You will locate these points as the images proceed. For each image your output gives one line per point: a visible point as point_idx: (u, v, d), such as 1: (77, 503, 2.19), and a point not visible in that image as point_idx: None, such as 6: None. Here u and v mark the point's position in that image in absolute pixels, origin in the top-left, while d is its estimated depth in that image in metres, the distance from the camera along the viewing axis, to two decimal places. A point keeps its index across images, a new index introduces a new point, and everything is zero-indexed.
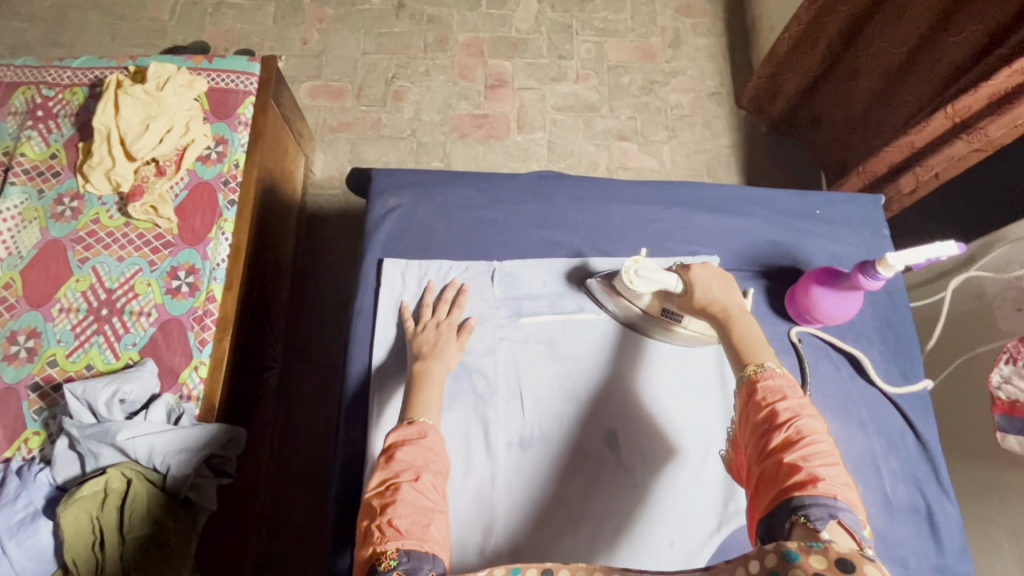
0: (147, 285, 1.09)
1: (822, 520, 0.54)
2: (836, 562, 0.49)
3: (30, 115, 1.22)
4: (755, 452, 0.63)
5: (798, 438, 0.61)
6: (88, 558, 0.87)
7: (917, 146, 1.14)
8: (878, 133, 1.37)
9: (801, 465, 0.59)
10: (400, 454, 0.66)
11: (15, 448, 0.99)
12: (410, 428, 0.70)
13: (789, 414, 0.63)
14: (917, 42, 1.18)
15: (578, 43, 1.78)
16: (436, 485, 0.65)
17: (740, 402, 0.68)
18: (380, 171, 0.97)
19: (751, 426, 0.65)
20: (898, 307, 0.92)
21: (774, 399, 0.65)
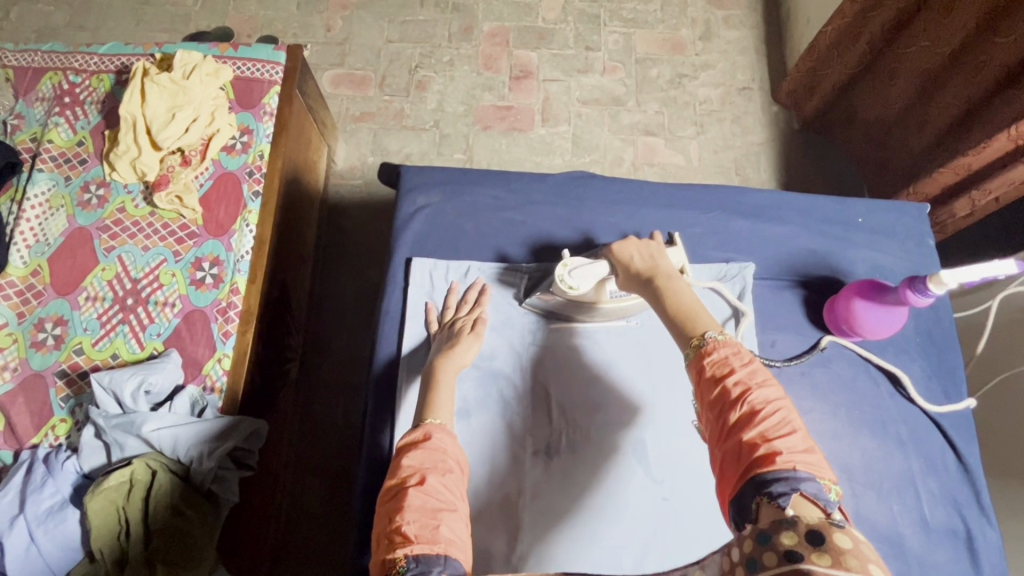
0: (171, 276, 1.09)
1: (785, 496, 0.50)
2: (806, 535, 0.48)
3: (58, 101, 1.22)
4: (713, 433, 0.58)
5: (754, 412, 0.56)
6: (114, 548, 0.87)
7: (974, 168, 1.14)
8: (917, 135, 1.31)
9: (760, 442, 0.54)
10: (406, 460, 0.63)
11: (43, 434, 1.00)
12: (416, 433, 0.67)
13: (740, 386, 0.58)
14: (963, 41, 1.13)
15: (606, 34, 1.74)
16: (445, 485, 0.61)
17: (691, 381, 0.63)
18: (411, 168, 0.96)
19: (705, 406, 0.60)
20: (942, 323, 0.89)
21: (719, 372, 0.59)
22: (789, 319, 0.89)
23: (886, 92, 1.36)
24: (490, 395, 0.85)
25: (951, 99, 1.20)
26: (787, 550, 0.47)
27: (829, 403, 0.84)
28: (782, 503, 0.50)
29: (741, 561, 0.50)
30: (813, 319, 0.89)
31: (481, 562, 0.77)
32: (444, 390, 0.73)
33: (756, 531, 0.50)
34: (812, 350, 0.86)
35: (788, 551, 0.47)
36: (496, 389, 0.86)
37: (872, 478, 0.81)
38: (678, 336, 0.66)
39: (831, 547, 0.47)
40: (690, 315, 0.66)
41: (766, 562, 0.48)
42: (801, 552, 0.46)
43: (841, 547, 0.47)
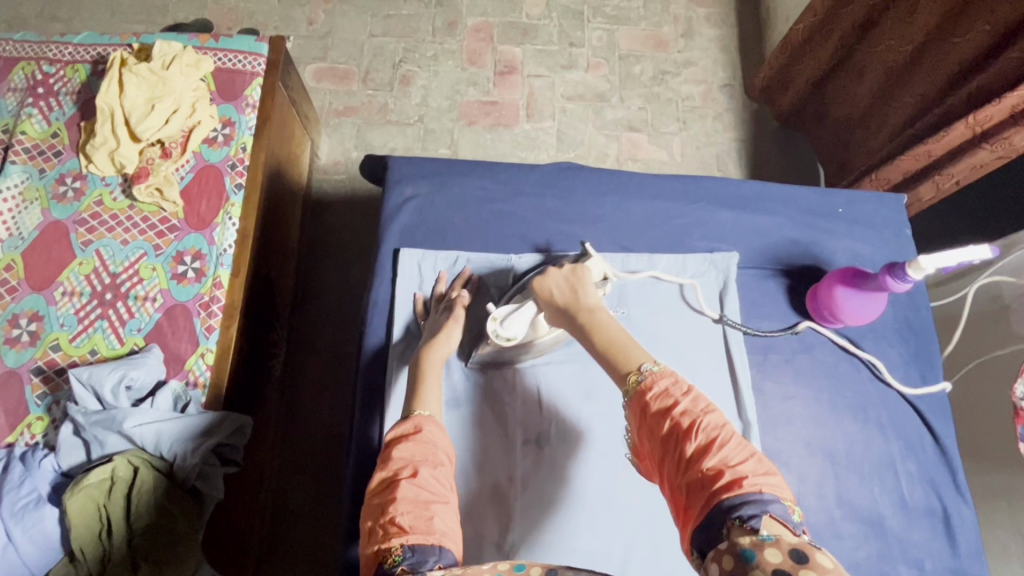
0: (152, 270, 1.07)
1: (755, 517, 0.50)
2: (790, 553, 0.47)
3: (30, 92, 1.18)
4: (671, 467, 0.58)
5: (709, 440, 0.57)
6: (95, 546, 0.85)
7: (934, 155, 1.14)
8: (878, 133, 1.35)
9: (722, 469, 0.55)
10: (397, 452, 0.63)
11: (18, 433, 0.97)
12: (406, 424, 0.67)
13: (689, 415, 0.59)
14: (923, 39, 1.16)
15: (590, 30, 1.75)
16: (438, 478, 0.61)
17: (635, 418, 0.63)
18: (398, 158, 0.95)
19: (657, 444, 0.60)
20: (919, 310, 0.92)
21: (668, 405, 0.59)
22: (773, 307, 0.90)
23: (853, 90, 1.39)
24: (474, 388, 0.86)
25: (910, 97, 1.24)
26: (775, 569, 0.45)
27: (813, 388, 0.86)
28: (755, 524, 0.49)
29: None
30: (796, 307, 0.91)
31: (472, 550, 0.77)
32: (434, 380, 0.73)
33: (735, 548, 0.49)
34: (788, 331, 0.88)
35: (774, 570, 0.46)
36: (483, 381, 0.86)
37: (853, 460, 0.83)
38: (614, 375, 0.66)
39: (814, 564, 0.46)
40: (623, 351, 0.66)
41: None
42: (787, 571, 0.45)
43: (824, 566, 0.46)
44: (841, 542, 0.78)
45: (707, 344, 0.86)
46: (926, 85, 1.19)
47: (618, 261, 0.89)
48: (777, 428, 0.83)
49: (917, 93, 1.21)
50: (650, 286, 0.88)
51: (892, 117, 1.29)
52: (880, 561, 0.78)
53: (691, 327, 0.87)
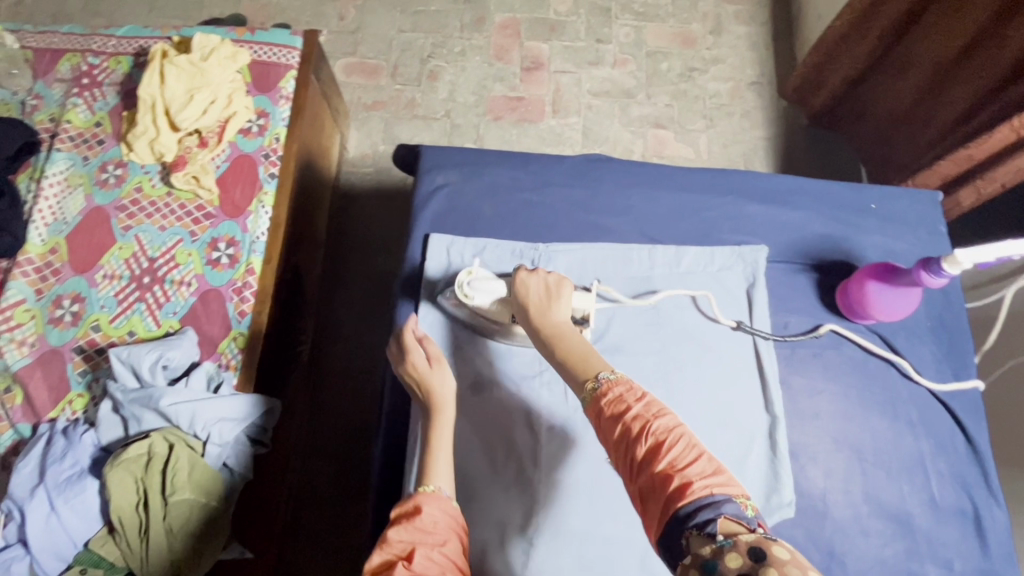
0: (187, 255, 1.11)
1: (709, 521, 0.52)
2: (748, 554, 0.47)
3: (76, 83, 1.23)
4: (627, 473, 0.60)
5: (660, 444, 0.60)
6: (134, 518, 0.87)
7: (975, 159, 1.16)
8: (925, 130, 1.33)
9: (672, 472, 0.57)
10: (395, 535, 0.64)
11: (60, 409, 1.01)
12: (407, 503, 0.68)
13: (641, 420, 0.62)
14: (973, 36, 1.14)
15: (617, 27, 1.75)
16: (434, 560, 0.62)
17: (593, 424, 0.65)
18: (430, 148, 0.96)
19: (614, 450, 0.62)
20: (953, 307, 0.90)
21: (621, 410, 0.63)
22: (802, 302, 0.90)
23: (895, 87, 1.37)
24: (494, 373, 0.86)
25: (961, 94, 1.22)
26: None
27: (841, 384, 0.85)
28: (709, 530, 0.51)
29: None
30: (826, 302, 0.90)
31: (497, 533, 0.79)
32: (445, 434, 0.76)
33: (698, 560, 0.49)
34: (808, 335, 0.87)
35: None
36: (499, 367, 0.87)
37: (881, 456, 0.82)
38: (575, 384, 0.70)
39: (772, 560, 0.47)
40: (584, 359, 0.70)
41: None
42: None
43: (782, 559, 0.46)
44: (868, 538, 0.78)
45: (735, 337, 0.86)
46: (977, 83, 1.17)
47: (646, 252, 0.89)
48: (804, 423, 0.83)
49: (969, 91, 1.18)
50: (676, 277, 0.88)
51: (942, 113, 1.27)
52: (907, 559, 0.77)
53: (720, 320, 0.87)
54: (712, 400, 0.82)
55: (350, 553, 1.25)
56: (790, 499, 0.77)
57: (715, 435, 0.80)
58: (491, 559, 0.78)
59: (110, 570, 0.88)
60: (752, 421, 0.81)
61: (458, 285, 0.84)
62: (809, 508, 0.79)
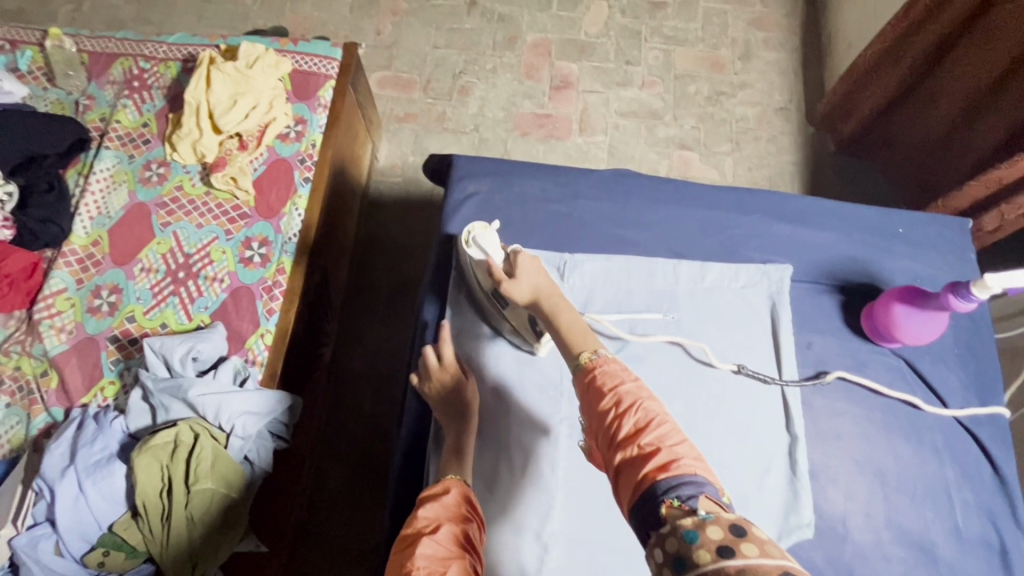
0: (222, 253, 1.14)
1: (692, 498, 0.51)
2: (730, 528, 0.48)
3: (127, 85, 1.29)
4: (607, 444, 0.60)
5: (647, 420, 0.59)
6: (157, 503, 0.89)
7: (1005, 181, 1.20)
8: (959, 158, 1.33)
9: (658, 447, 0.57)
10: (422, 512, 0.68)
11: (92, 395, 1.05)
12: (435, 489, 0.72)
13: (631, 395, 0.61)
14: (1008, 66, 1.15)
15: (647, 50, 1.78)
16: (456, 535, 0.65)
17: (579, 394, 0.65)
18: (462, 157, 0.99)
19: (596, 422, 0.62)
20: (982, 335, 0.89)
21: (613, 383, 0.62)
22: (827, 323, 0.89)
23: (926, 116, 1.38)
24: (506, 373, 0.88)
25: (996, 123, 1.21)
26: (718, 546, 0.46)
27: (864, 406, 0.84)
28: (692, 506, 0.51)
29: (666, 561, 0.48)
30: (851, 324, 0.89)
31: (512, 536, 0.79)
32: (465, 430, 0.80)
33: (679, 531, 0.49)
34: (813, 379, 0.84)
35: (718, 547, 0.46)
36: (519, 376, 0.87)
37: (905, 482, 0.81)
38: (566, 355, 0.69)
39: (753, 536, 0.47)
40: (583, 335, 0.69)
41: (698, 560, 0.46)
42: (731, 547, 0.46)
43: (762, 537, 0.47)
44: (889, 565, 0.76)
45: (759, 353, 0.86)
46: (1010, 114, 1.17)
47: (671, 266, 0.90)
48: (825, 444, 0.82)
49: (1005, 120, 1.18)
50: (700, 293, 0.89)
51: (979, 142, 1.26)
52: None
53: (744, 337, 0.87)
54: (734, 417, 0.82)
55: (362, 556, 1.26)
56: (809, 520, 0.76)
57: (736, 451, 0.80)
58: (504, 562, 0.78)
59: (131, 554, 0.89)
60: (772, 439, 0.81)
61: (466, 229, 0.87)
62: (828, 529, 0.78)
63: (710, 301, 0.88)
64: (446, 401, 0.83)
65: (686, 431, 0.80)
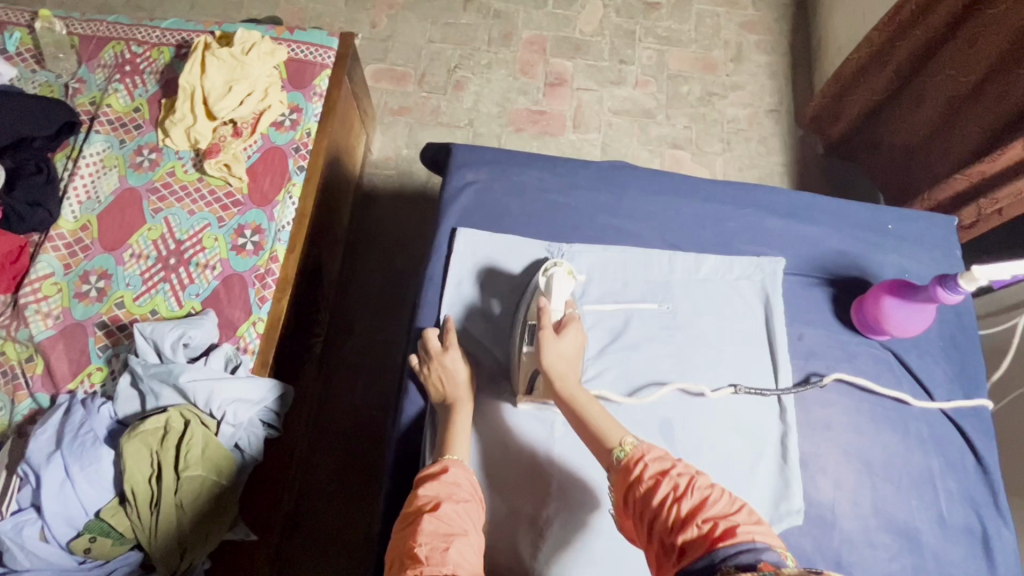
0: (214, 240, 1.13)
1: (754, 562, 0.53)
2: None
3: (118, 69, 1.27)
4: (662, 526, 0.61)
5: (701, 497, 0.61)
6: (145, 490, 0.88)
7: (987, 174, 1.19)
8: (942, 160, 1.35)
9: (715, 521, 0.58)
10: (423, 490, 0.68)
11: (79, 381, 1.03)
12: (434, 465, 0.73)
13: (683, 475, 0.64)
14: (988, 70, 1.18)
15: (640, 50, 1.80)
16: (458, 512, 0.66)
17: (626, 481, 0.67)
18: (460, 146, 0.99)
19: (647, 505, 0.63)
20: (966, 329, 0.91)
21: (663, 465, 0.65)
22: (817, 315, 0.91)
23: (910, 119, 1.40)
24: (503, 372, 0.87)
25: (974, 126, 1.25)
26: None
27: (852, 396, 0.86)
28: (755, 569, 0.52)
29: None
30: (841, 317, 0.91)
31: (508, 524, 0.81)
32: (464, 415, 0.80)
33: None
34: (812, 383, 0.85)
35: None
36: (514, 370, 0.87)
37: (891, 471, 0.82)
38: (599, 447, 0.71)
39: None
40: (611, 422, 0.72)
41: None
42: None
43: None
44: (875, 552, 0.78)
45: (751, 344, 0.87)
46: (990, 116, 1.20)
47: (667, 257, 0.91)
48: (815, 433, 0.84)
49: (983, 123, 1.21)
50: (694, 283, 0.90)
51: (958, 144, 1.29)
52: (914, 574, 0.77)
53: (737, 328, 0.88)
54: (726, 407, 0.83)
55: (352, 547, 1.25)
56: (799, 507, 0.78)
57: (729, 440, 0.81)
58: (498, 545, 0.80)
59: (118, 540, 0.88)
60: (763, 429, 0.82)
61: (555, 260, 0.86)
62: (817, 517, 0.79)
63: (704, 292, 0.90)
64: (444, 387, 0.82)
65: (680, 419, 0.82)
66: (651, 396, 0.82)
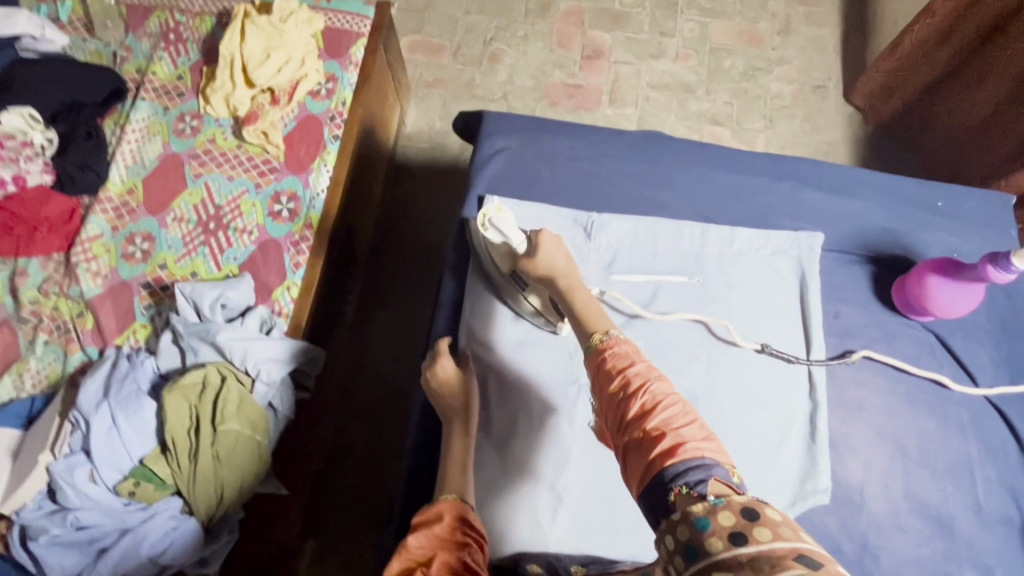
0: (252, 206, 1.16)
1: (702, 483, 0.51)
2: (742, 514, 0.48)
3: (163, 38, 1.31)
4: (615, 425, 0.59)
5: (654, 403, 0.58)
6: (185, 440, 0.93)
7: None
8: (1002, 141, 1.31)
9: (662, 432, 0.56)
10: (415, 539, 0.63)
11: (125, 337, 1.08)
12: (427, 510, 0.67)
13: (640, 376, 0.60)
14: None
15: (682, 21, 1.74)
16: (452, 563, 0.60)
17: (591, 376, 0.64)
18: (493, 113, 0.98)
19: (605, 409, 0.61)
20: (1016, 313, 0.87)
21: (624, 365, 0.61)
22: (856, 293, 0.88)
23: (972, 97, 1.35)
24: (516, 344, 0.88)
25: None
26: (730, 534, 0.46)
27: (888, 377, 0.83)
28: (700, 490, 0.51)
29: (677, 549, 0.49)
30: (881, 296, 0.87)
31: (528, 486, 0.81)
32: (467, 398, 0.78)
33: (688, 518, 0.49)
34: (842, 359, 0.83)
35: (728, 533, 0.47)
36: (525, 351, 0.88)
37: (925, 456, 0.80)
38: (580, 335, 0.68)
39: (764, 521, 0.47)
40: (596, 316, 0.69)
41: (708, 548, 0.46)
42: (743, 534, 0.46)
43: (773, 520, 0.47)
44: (904, 536, 0.76)
45: (785, 321, 0.85)
46: None
47: (700, 230, 0.89)
48: (847, 414, 0.81)
49: None
50: (727, 257, 0.88)
51: (1023, 126, 1.25)
52: (945, 561, 0.75)
53: (768, 302, 0.86)
54: (755, 382, 0.81)
55: (379, 509, 1.29)
56: (825, 486, 0.76)
57: (757, 416, 0.80)
58: (518, 507, 0.80)
59: (160, 486, 0.93)
60: (791, 406, 0.81)
61: (481, 211, 0.82)
62: (845, 498, 0.77)
63: (737, 267, 0.88)
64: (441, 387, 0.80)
65: (706, 393, 0.80)
66: (678, 369, 0.81)
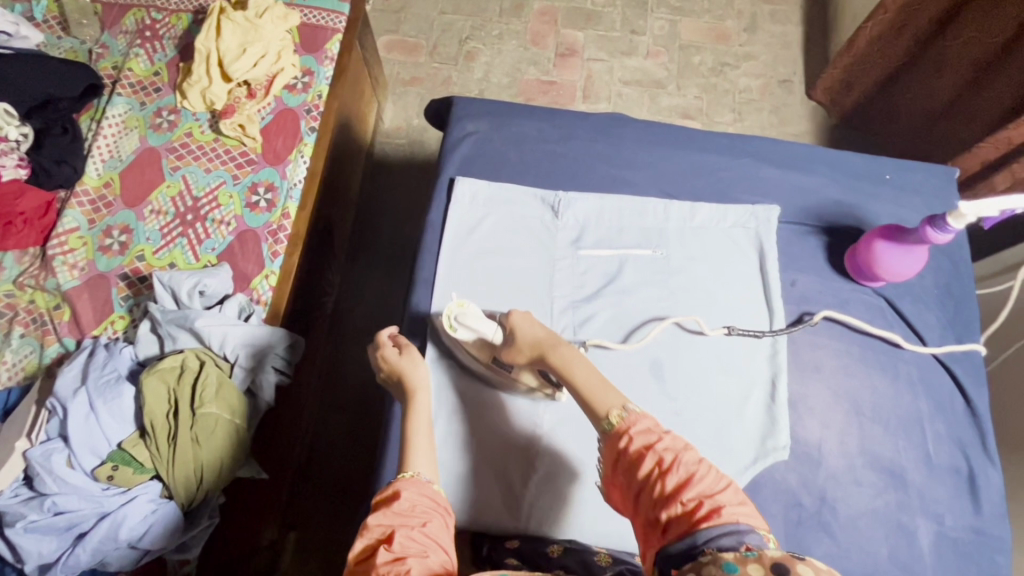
0: (229, 197, 1.18)
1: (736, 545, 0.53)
2: (771, 567, 0.47)
3: (139, 35, 1.32)
4: (648, 502, 0.61)
5: (688, 475, 0.60)
6: (164, 423, 0.93)
7: (1014, 141, 1.24)
8: (967, 124, 1.36)
9: (701, 500, 0.58)
10: (375, 519, 0.64)
11: (102, 327, 1.08)
12: (388, 489, 0.68)
13: (670, 452, 0.62)
14: (1017, 26, 1.15)
15: (652, 20, 1.79)
16: (413, 538, 0.62)
17: (613, 455, 0.66)
18: (462, 99, 1.01)
19: (634, 485, 0.63)
20: (961, 278, 0.92)
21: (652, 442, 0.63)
22: (812, 262, 0.92)
23: (931, 84, 1.40)
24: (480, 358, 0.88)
25: (1001, 89, 1.25)
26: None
27: (843, 339, 0.87)
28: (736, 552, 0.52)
29: None
30: (835, 265, 0.92)
31: (501, 456, 0.84)
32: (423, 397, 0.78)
33: (719, 562, 0.49)
34: (804, 323, 0.87)
35: None
36: None
37: (880, 413, 0.84)
38: (593, 417, 0.70)
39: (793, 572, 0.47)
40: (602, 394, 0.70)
41: None
42: None
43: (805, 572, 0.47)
44: (860, 489, 0.80)
45: (746, 290, 0.89)
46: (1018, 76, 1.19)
47: (662, 205, 0.93)
48: (805, 375, 0.85)
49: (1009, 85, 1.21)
50: (688, 231, 0.92)
51: (984, 109, 1.29)
52: (899, 511, 0.79)
53: (728, 272, 0.90)
54: (718, 349, 0.85)
55: (362, 495, 1.30)
56: (785, 443, 0.80)
57: (719, 380, 0.83)
58: (492, 474, 0.84)
59: (139, 470, 0.92)
60: (752, 371, 0.84)
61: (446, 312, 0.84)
62: (804, 455, 0.81)
63: (698, 240, 0.91)
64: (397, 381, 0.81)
65: (671, 359, 0.84)
66: (644, 336, 0.85)
